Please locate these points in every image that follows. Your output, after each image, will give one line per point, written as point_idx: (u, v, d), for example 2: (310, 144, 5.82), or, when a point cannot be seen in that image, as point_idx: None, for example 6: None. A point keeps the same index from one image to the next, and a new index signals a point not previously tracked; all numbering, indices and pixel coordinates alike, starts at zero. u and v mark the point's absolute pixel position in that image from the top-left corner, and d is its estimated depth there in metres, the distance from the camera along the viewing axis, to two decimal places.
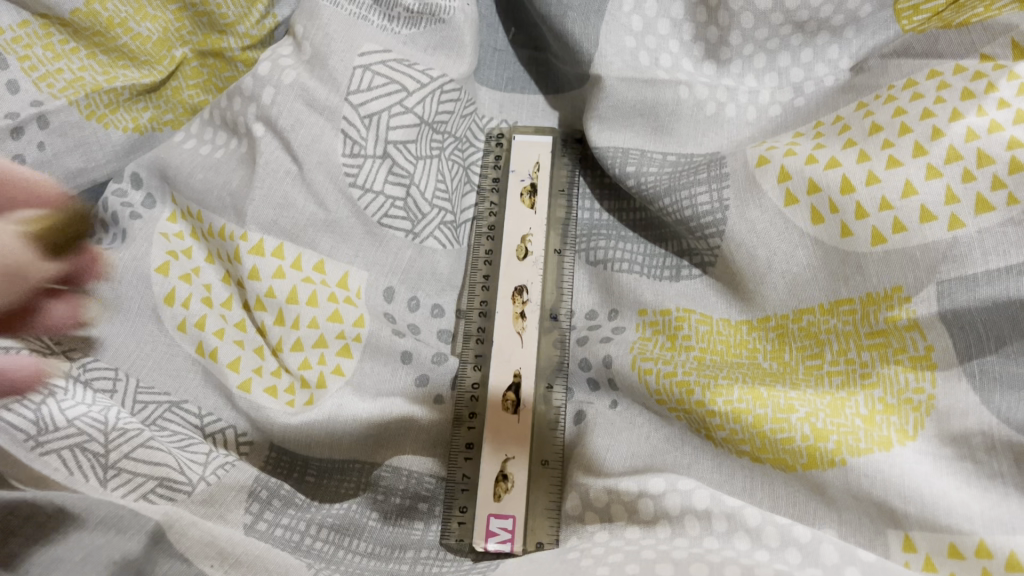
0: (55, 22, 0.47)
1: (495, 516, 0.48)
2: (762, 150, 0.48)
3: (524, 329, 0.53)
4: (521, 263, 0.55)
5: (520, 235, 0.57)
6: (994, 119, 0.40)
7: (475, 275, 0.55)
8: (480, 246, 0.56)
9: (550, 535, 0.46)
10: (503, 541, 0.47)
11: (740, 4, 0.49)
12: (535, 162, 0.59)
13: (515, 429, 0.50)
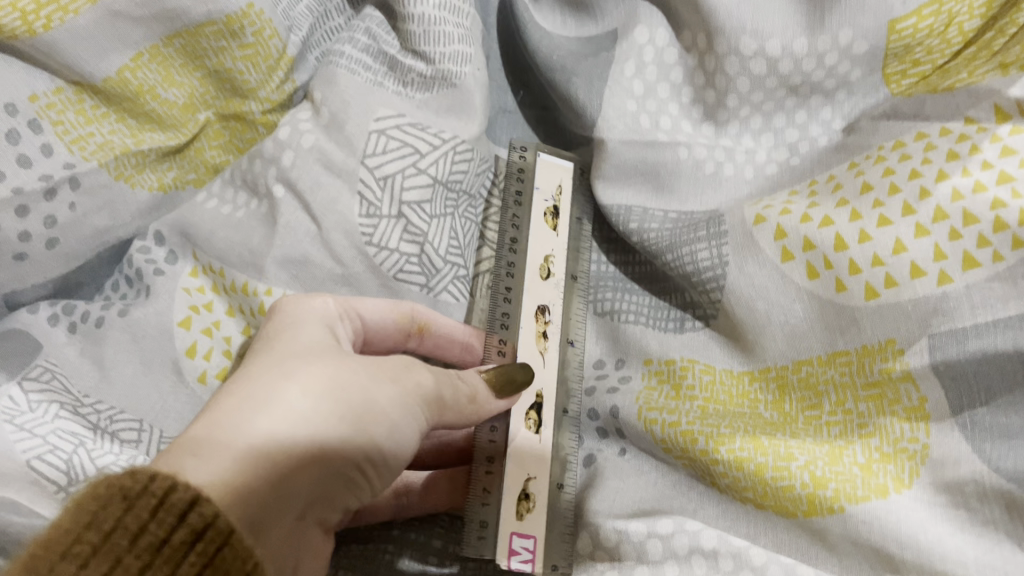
0: (88, 89, 0.50)
1: (517, 535, 0.48)
2: (759, 208, 0.50)
3: (547, 349, 0.53)
4: (544, 283, 0.56)
5: (543, 254, 0.57)
6: (978, 179, 0.43)
7: (498, 286, 0.55)
8: (502, 258, 0.56)
9: (565, 559, 0.48)
10: (525, 560, 0.47)
11: (736, 68, 0.52)
12: (559, 184, 0.59)
13: (536, 451, 0.51)
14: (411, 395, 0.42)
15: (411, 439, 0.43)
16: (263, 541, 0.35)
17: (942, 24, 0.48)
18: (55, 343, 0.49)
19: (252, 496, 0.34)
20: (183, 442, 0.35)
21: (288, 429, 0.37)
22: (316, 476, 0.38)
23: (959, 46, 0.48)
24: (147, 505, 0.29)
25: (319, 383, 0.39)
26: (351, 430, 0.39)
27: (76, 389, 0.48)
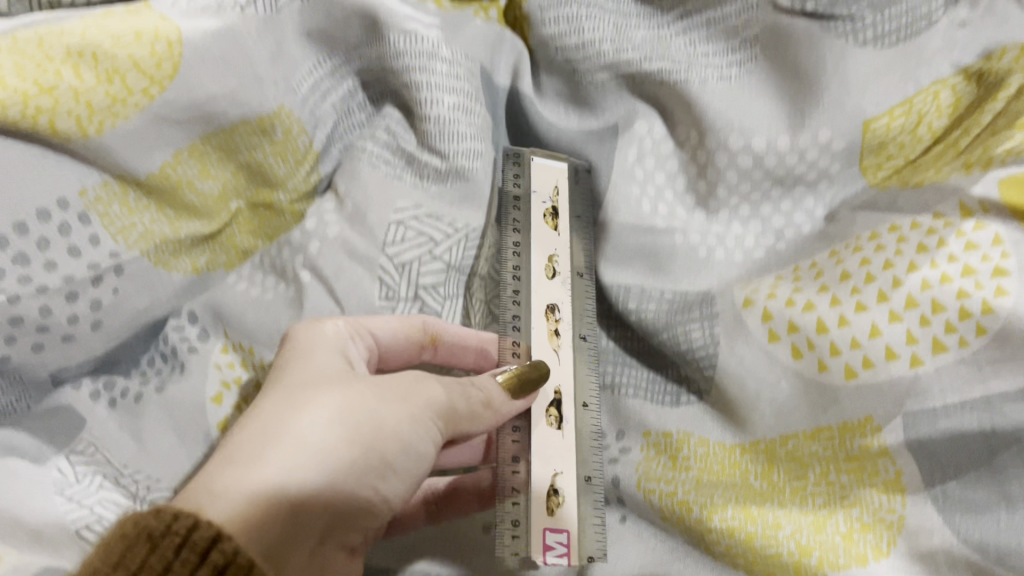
0: (132, 182, 0.54)
1: (550, 531, 0.52)
2: (748, 292, 0.54)
3: (559, 346, 0.58)
4: (551, 282, 0.61)
5: (547, 255, 0.62)
6: (944, 271, 0.47)
7: (507, 291, 0.60)
8: (509, 260, 0.61)
9: (599, 550, 0.52)
10: (559, 554, 0.51)
11: (725, 162, 0.57)
12: (554, 185, 0.64)
13: (559, 445, 0.55)
14: (416, 411, 0.46)
15: (420, 454, 0.47)
16: (291, 564, 0.39)
17: (913, 123, 0.53)
18: (98, 418, 0.53)
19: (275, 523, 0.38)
20: (205, 479, 0.39)
21: (302, 456, 0.41)
22: (331, 500, 0.41)
23: (928, 142, 0.53)
24: (171, 545, 0.33)
25: (331, 407, 0.44)
26: (366, 447, 0.44)
27: (117, 461, 0.52)
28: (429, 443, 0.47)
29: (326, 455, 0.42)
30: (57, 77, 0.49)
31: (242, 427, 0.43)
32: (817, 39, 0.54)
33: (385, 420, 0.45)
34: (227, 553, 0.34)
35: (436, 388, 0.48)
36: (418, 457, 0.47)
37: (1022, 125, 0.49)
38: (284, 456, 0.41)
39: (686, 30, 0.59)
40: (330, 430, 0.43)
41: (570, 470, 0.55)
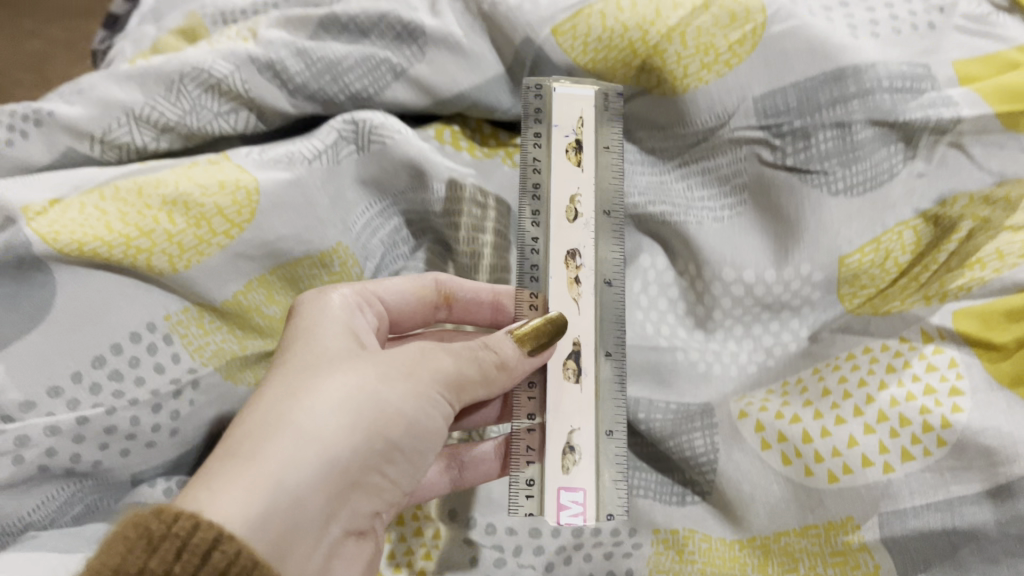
0: (209, 307, 0.63)
1: (565, 490, 0.55)
2: (742, 404, 0.62)
3: (579, 296, 0.58)
4: (571, 226, 0.60)
5: (569, 196, 0.60)
6: (909, 389, 0.55)
7: (524, 238, 0.60)
8: (528, 205, 0.60)
9: (617, 508, 0.56)
10: (575, 513, 0.55)
11: (720, 291, 0.65)
12: (578, 117, 0.63)
13: (577, 400, 0.57)
14: (416, 386, 0.50)
15: (423, 427, 0.51)
16: (293, 548, 0.43)
17: (882, 258, 0.61)
18: None
19: (274, 514, 0.43)
20: (208, 473, 0.43)
21: (305, 442, 0.45)
22: (333, 482, 0.46)
23: (895, 274, 0.62)
24: (170, 547, 0.37)
25: (334, 391, 0.48)
26: (367, 428, 0.47)
27: None
28: (433, 417, 0.51)
29: (326, 440, 0.46)
30: (154, 221, 0.60)
31: (251, 411, 0.47)
32: (796, 188, 0.63)
33: (386, 399, 0.49)
34: (226, 554, 0.38)
35: (441, 361, 0.51)
36: (419, 434, 0.51)
37: (971, 265, 0.58)
38: (287, 444, 0.45)
39: (685, 178, 0.70)
40: (332, 415, 0.46)
41: (587, 421, 0.57)
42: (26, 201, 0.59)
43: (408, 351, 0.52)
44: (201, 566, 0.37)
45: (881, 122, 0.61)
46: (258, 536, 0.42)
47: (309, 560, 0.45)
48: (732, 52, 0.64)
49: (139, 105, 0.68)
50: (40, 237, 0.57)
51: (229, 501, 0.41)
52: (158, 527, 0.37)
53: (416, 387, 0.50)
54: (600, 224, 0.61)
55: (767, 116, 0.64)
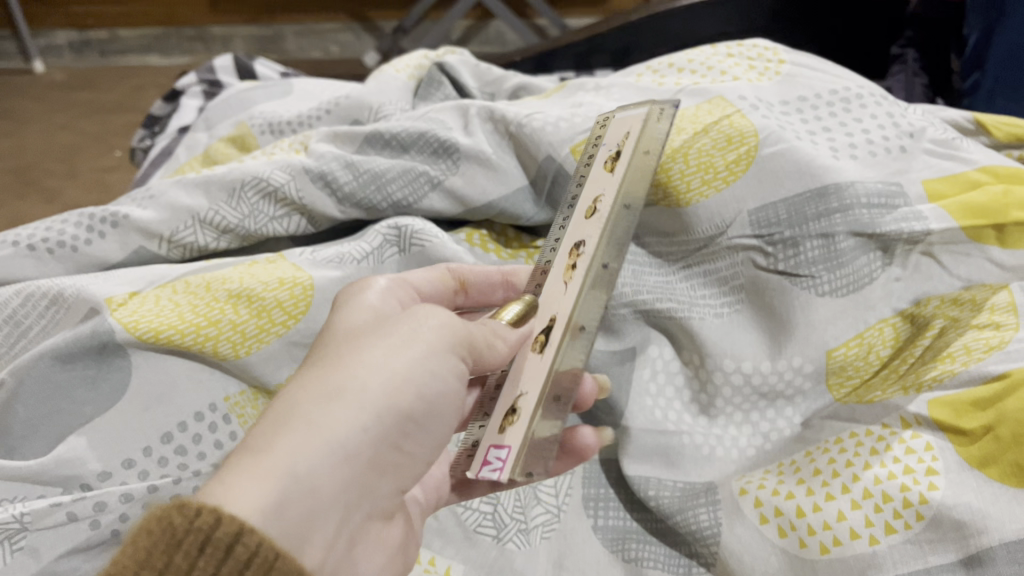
0: (263, 390, 0.71)
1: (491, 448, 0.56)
2: (742, 482, 0.68)
3: (570, 276, 0.60)
4: (586, 219, 0.62)
5: (592, 196, 0.64)
6: (890, 469, 0.62)
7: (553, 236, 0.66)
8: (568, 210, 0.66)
9: (524, 469, 0.53)
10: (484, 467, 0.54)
11: (721, 380, 0.71)
12: (624, 132, 0.67)
13: (535, 368, 0.58)
14: (432, 360, 0.51)
15: (441, 402, 0.52)
16: (313, 533, 0.45)
17: (865, 351, 0.69)
18: None
19: (291, 503, 0.44)
20: (228, 468, 0.45)
21: (318, 428, 0.46)
22: (349, 464, 0.47)
23: (877, 366, 0.69)
24: (194, 541, 0.39)
25: (345, 375, 0.48)
26: (379, 409, 0.48)
27: None
28: (449, 392, 0.53)
29: (338, 424, 0.46)
30: (221, 312, 0.68)
31: (272, 404, 0.48)
32: (787, 290, 0.70)
33: (395, 378, 0.49)
34: (248, 547, 0.40)
35: (458, 335, 0.53)
36: (431, 408, 0.51)
37: (943, 358, 0.65)
38: (299, 432, 0.45)
39: (688, 278, 0.78)
40: (345, 399, 0.47)
41: (532, 388, 0.57)
42: (109, 293, 0.68)
43: (418, 327, 0.52)
44: (224, 561, 0.39)
45: (860, 233, 0.70)
46: (276, 527, 0.43)
47: (332, 544, 0.47)
48: (729, 170, 0.75)
49: (205, 209, 0.77)
50: (122, 325, 0.66)
51: (248, 492, 0.43)
52: (182, 522, 0.39)
53: (427, 364, 0.51)
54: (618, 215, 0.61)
55: (761, 226, 0.72)
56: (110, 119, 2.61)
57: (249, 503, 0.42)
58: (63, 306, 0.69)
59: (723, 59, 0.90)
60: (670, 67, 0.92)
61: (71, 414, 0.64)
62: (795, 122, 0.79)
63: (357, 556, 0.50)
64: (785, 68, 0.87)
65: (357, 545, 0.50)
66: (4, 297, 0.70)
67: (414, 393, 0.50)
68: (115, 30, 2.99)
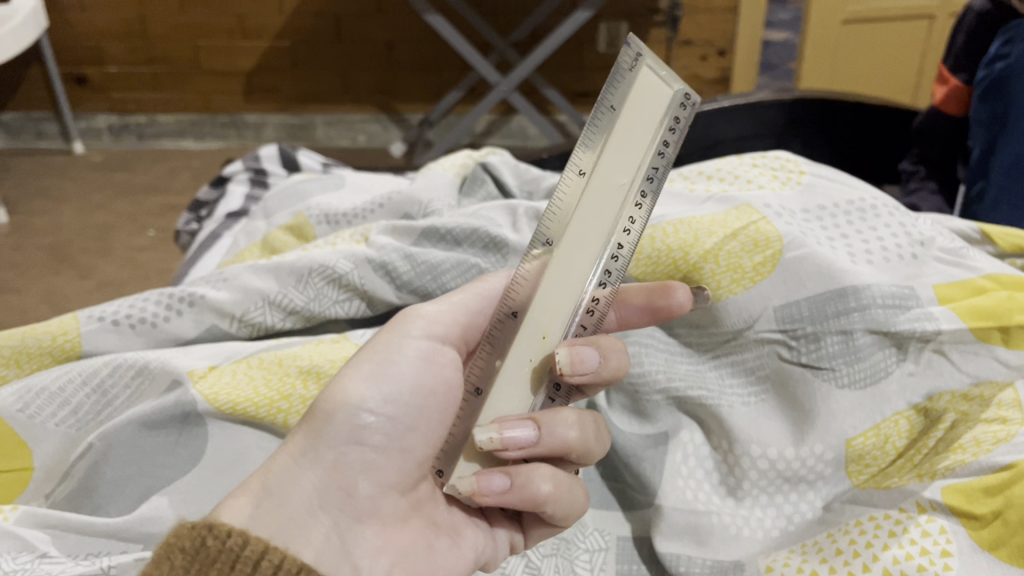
0: None
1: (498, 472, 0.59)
2: (769, 561, 0.72)
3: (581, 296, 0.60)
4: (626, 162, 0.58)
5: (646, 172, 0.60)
6: (908, 550, 0.66)
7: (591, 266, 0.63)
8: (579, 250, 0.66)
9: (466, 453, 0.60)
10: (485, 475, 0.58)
11: (748, 465, 0.75)
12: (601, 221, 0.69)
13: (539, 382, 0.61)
14: (387, 368, 0.60)
15: (408, 402, 0.59)
16: (295, 532, 0.55)
17: (881, 441, 0.74)
18: None
19: (270, 506, 0.55)
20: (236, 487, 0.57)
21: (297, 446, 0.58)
22: (321, 472, 0.57)
23: (894, 455, 0.74)
24: (227, 558, 0.48)
25: (324, 398, 0.60)
26: (346, 419, 0.58)
27: None
28: (412, 391, 0.60)
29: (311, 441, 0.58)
30: (293, 387, 0.74)
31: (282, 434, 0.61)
32: (810, 381, 0.76)
33: (363, 391, 0.59)
34: (273, 563, 0.48)
35: (413, 343, 0.61)
36: (408, 411, 0.59)
37: (954, 449, 0.71)
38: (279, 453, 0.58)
39: (718, 367, 0.83)
40: (319, 420, 0.58)
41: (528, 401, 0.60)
42: (191, 366, 0.76)
43: (394, 343, 0.61)
44: (254, 572, 0.48)
45: (877, 330, 0.76)
46: (258, 526, 0.54)
47: (324, 544, 0.56)
48: (757, 271, 0.82)
49: (274, 292, 0.85)
50: (203, 397, 0.73)
51: (236, 501, 0.55)
52: (214, 543, 0.48)
53: (392, 376, 0.60)
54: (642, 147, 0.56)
55: (785, 322, 0.79)
56: (146, 199, 2.72)
57: (235, 513, 0.53)
58: (147, 377, 0.77)
59: (749, 169, 0.99)
60: (700, 174, 1.01)
61: (152, 476, 0.71)
62: (815, 229, 0.86)
63: (364, 551, 0.58)
64: (806, 178, 0.95)
65: (358, 546, 0.58)
66: (95, 367, 0.78)
67: (385, 400, 0.59)
68: (153, 115, 3.13)
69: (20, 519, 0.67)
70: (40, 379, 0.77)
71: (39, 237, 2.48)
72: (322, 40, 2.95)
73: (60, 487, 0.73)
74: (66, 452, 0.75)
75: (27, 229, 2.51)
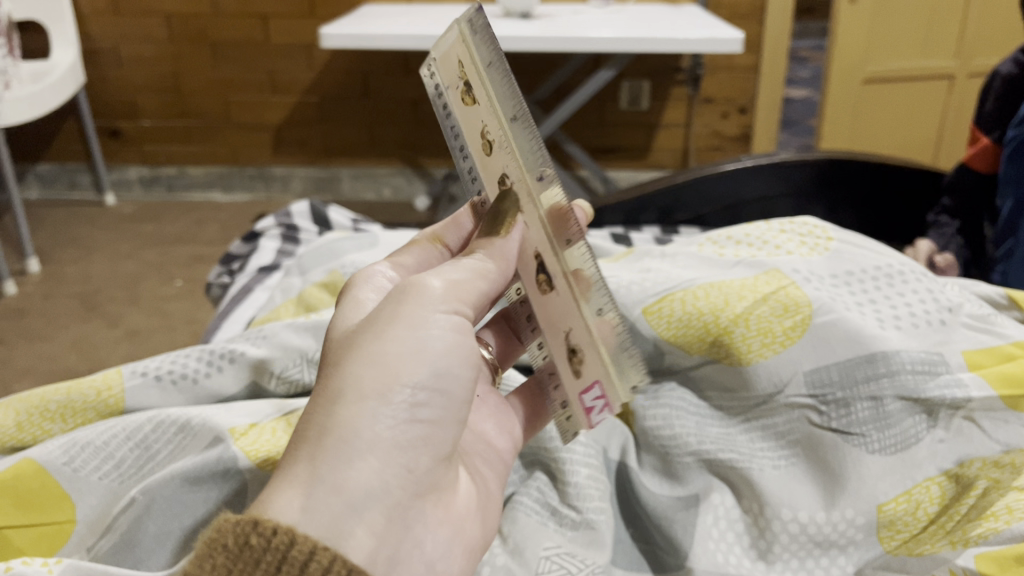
0: None
1: (585, 392, 0.60)
2: None
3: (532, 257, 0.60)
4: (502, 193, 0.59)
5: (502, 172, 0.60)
6: None
7: (468, 166, 0.64)
8: (458, 137, 0.64)
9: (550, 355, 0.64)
10: (599, 407, 0.59)
11: (778, 527, 0.74)
12: (456, 72, 0.61)
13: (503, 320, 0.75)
14: (417, 337, 0.54)
15: (447, 373, 0.55)
16: (356, 524, 0.49)
17: (913, 507, 0.74)
18: None
19: (328, 499, 0.48)
20: (276, 476, 0.50)
21: (339, 417, 0.51)
22: (377, 450, 0.51)
23: (925, 522, 0.74)
24: (274, 558, 0.44)
25: (354, 367, 0.53)
26: (382, 389, 0.52)
27: None
28: (454, 358, 0.56)
29: (356, 416, 0.51)
30: None
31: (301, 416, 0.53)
32: (840, 445, 0.77)
33: (397, 355, 0.53)
34: (321, 564, 0.45)
35: (440, 315, 0.56)
36: (450, 365, 0.55)
37: (987, 517, 0.69)
38: (320, 437, 0.50)
39: (748, 431, 0.83)
40: (357, 393, 0.52)
41: (573, 323, 0.59)
42: (232, 425, 0.79)
43: (417, 307, 0.56)
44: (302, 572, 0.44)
45: (906, 397, 0.78)
46: (311, 524, 0.47)
47: (385, 530, 0.50)
48: (787, 335, 0.83)
49: (313, 350, 0.87)
50: (245, 454, 0.76)
51: (286, 499, 0.48)
52: (260, 543, 0.45)
53: (421, 341, 0.54)
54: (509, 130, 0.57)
55: (815, 387, 0.80)
56: (174, 249, 2.77)
57: (286, 509, 0.48)
58: (190, 433, 0.80)
59: (777, 234, 1.01)
60: (728, 239, 1.03)
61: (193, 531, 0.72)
62: (844, 294, 0.88)
63: (418, 534, 0.53)
64: (833, 245, 0.96)
65: (419, 522, 0.54)
66: (140, 423, 0.81)
67: (420, 357, 0.54)
68: (183, 167, 3.19)
69: (65, 572, 0.66)
70: (86, 434, 0.80)
71: (67, 286, 2.53)
72: (350, 96, 3.01)
73: (103, 540, 0.73)
74: (109, 504, 0.77)
75: (58, 278, 2.57)
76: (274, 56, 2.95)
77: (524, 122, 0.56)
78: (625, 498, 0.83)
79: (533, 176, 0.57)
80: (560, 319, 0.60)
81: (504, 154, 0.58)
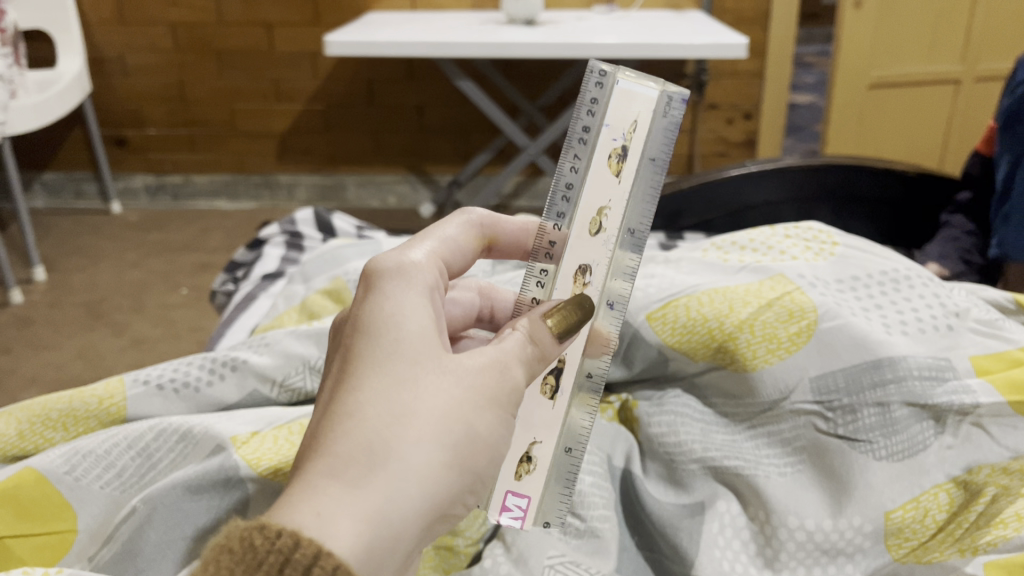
0: None
1: (512, 494, 0.62)
2: None
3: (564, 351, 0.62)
4: (591, 239, 0.61)
5: (597, 207, 0.61)
6: None
7: (559, 187, 0.61)
8: (570, 152, 0.61)
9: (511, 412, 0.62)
10: (513, 517, 0.62)
11: (785, 535, 0.73)
12: (630, 120, 0.60)
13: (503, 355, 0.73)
14: (498, 410, 0.52)
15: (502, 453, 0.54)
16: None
17: (921, 514, 0.73)
18: None
19: (380, 547, 0.45)
20: (327, 488, 0.45)
21: (419, 465, 0.47)
22: (430, 517, 0.48)
23: (934, 529, 0.73)
24: (276, 560, 0.41)
25: (448, 416, 0.49)
26: (464, 464, 0.50)
27: None
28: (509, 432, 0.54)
29: (435, 474, 0.48)
30: None
31: (367, 420, 0.47)
32: (846, 452, 0.76)
33: (481, 430, 0.51)
34: (326, 569, 0.41)
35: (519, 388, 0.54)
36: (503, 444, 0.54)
37: (996, 524, 0.69)
38: (400, 476, 0.46)
39: (752, 438, 0.82)
40: (443, 449, 0.48)
41: (547, 437, 0.63)
42: (234, 434, 0.79)
43: (506, 373, 0.53)
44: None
45: (913, 402, 0.77)
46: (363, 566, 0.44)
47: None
48: (792, 341, 0.83)
49: (314, 357, 0.88)
50: (246, 462, 0.76)
51: (351, 531, 0.44)
52: (263, 543, 0.41)
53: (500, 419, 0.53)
54: (619, 243, 0.62)
55: (821, 393, 0.80)
56: (179, 258, 2.78)
57: (343, 539, 0.43)
58: (192, 442, 0.80)
59: (781, 239, 1.00)
60: (732, 244, 1.03)
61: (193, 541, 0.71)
62: (850, 300, 0.88)
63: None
64: (839, 250, 0.96)
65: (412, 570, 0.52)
66: (141, 432, 0.81)
67: (493, 440, 0.52)
68: (189, 175, 3.19)
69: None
70: (88, 442, 0.80)
71: (74, 294, 2.53)
72: (354, 103, 3.01)
73: (104, 550, 0.72)
74: (110, 513, 0.76)
75: (65, 287, 2.57)
76: (277, 64, 2.96)
77: (637, 238, 0.62)
78: (630, 507, 0.82)
79: (605, 302, 0.62)
80: (538, 429, 0.62)
81: (602, 249, 0.62)
